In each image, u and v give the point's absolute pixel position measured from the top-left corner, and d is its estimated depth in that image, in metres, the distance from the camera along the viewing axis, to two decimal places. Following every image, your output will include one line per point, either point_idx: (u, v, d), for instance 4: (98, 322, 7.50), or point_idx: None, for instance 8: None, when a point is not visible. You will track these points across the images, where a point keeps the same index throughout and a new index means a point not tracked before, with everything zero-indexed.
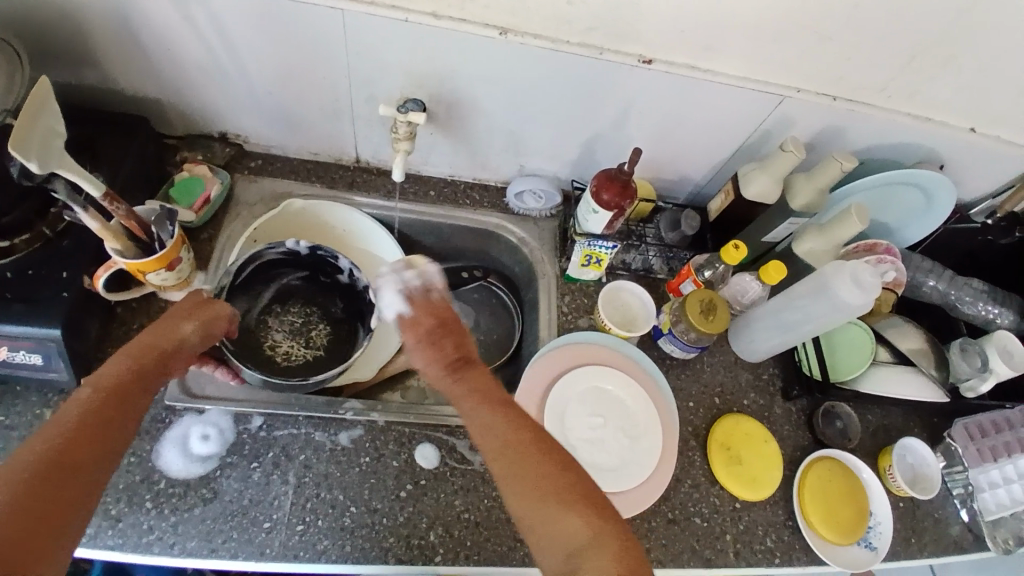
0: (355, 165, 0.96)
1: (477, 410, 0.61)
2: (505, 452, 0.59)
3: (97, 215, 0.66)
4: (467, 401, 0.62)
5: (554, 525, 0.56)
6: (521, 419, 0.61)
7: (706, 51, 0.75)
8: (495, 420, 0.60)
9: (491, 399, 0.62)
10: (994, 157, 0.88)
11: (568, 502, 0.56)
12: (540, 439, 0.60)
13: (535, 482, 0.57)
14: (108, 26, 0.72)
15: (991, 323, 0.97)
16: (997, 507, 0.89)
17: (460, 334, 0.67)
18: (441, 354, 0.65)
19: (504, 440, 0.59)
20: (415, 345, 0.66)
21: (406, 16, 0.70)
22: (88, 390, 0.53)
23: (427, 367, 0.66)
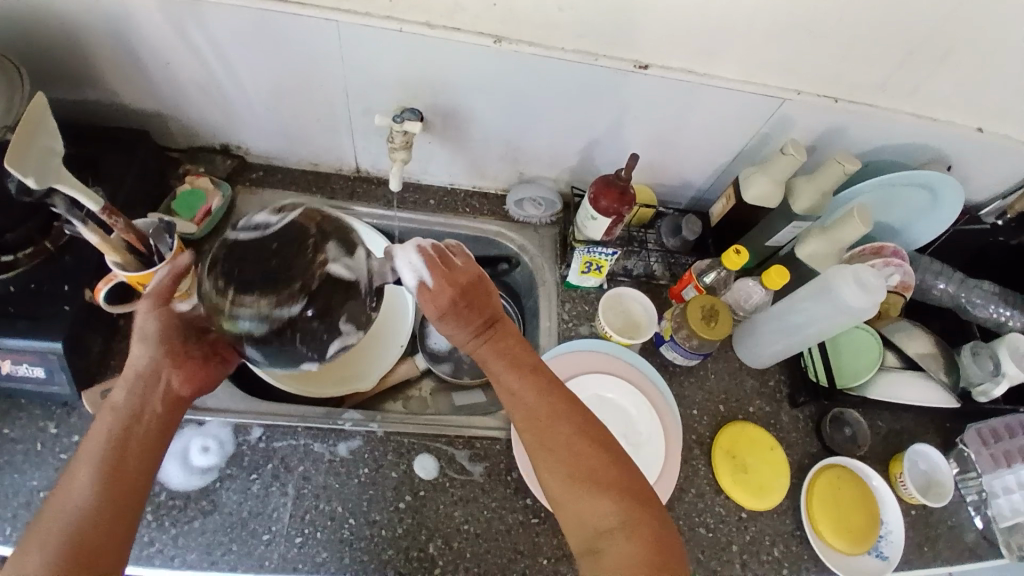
0: (354, 175, 0.96)
1: (512, 378, 0.63)
2: (537, 424, 0.62)
3: (96, 229, 0.67)
4: (497, 369, 0.64)
5: (585, 504, 0.59)
6: (559, 396, 0.63)
7: (703, 54, 0.74)
8: (525, 391, 0.63)
9: (524, 367, 0.64)
10: (1001, 156, 0.87)
11: (601, 490, 0.59)
12: (577, 416, 0.62)
13: (568, 463, 0.60)
14: (107, 43, 0.73)
15: (1003, 325, 0.95)
16: (1011, 513, 0.86)
17: (485, 294, 0.65)
18: (469, 324, 0.64)
19: (539, 412, 0.62)
20: (438, 321, 0.64)
21: (400, 26, 0.71)
22: (101, 431, 0.59)
23: (454, 335, 0.65)
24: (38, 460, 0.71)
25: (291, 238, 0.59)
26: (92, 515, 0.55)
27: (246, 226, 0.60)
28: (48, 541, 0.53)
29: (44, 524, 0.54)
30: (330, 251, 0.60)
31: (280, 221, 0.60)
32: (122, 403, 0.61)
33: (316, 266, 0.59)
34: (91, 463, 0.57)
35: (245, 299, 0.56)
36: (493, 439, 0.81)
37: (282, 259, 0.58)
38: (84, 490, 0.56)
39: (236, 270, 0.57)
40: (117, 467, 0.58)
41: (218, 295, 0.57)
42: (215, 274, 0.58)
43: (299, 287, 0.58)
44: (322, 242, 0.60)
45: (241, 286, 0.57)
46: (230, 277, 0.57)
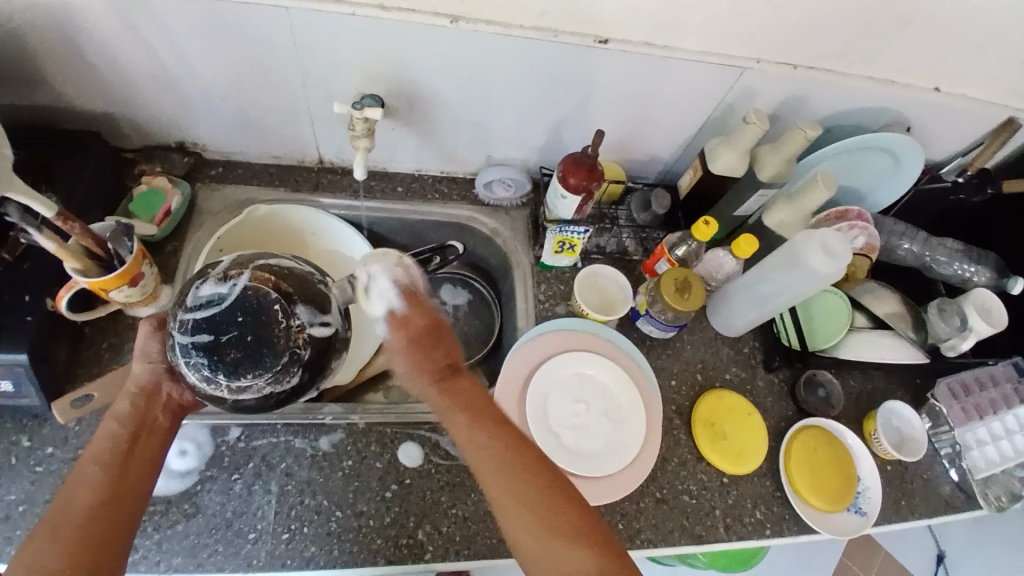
0: (319, 166, 0.94)
1: (470, 430, 0.60)
2: (501, 477, 0.58)
3: (53, 237, 0.65)
4: (459, 417, 0.61)
5: (557, 554, 0.56)
6: (524, 449, 0.60)
7: (664, 26, 0.74)
8: (483, 445, 0.60)
9: (483, 419, 0.61)
10: (959, 116, 0.88)
11: (573, 537, 0.57)
12: (541, 469, 0.59)
13: (534, 508, 0.57)
14: (50, 41, 0.70)
15: (968, 282, 0.98)
16: (986, 464, 0.90)
17: (449, 339, 0.64)
18: (431, 364, 0.62)
19: (500, 463, 0.59)
20: (400, 350, 0.63)
21: (354, 9, 0.69)
22: (106, 440, 0.59)
23: (420, 377, 0.62)
24: (12, 474, 0.69)
25: (254, 310, 0.60)
26: (93, 519, 0.55)
27: (197, 303, 0.59)
28: (58, 538, 0.53)
29: (46, 536, 0.53)
30: (300, 314, 0.61)
31: (232, 291, 0.61)
32: (127, 413, 0.61)
33: (294, 332, 0.60)
34: (97, 469, 0.57)
35: (243, 381, 0.57)
36: None
37: (258, 335, 0.59)
38: (87, 494, 0.55)
39: (223, 356, 0.58)
40: (120, 477, 0.58)
41: (209, 385, 0.58)
42: (195, 366, 0.57)
43: (289, 358, 0.59)
44: (289, 308, 0.61)
45: (233, 371, 0.57)
46: (215, 363, 0.57)
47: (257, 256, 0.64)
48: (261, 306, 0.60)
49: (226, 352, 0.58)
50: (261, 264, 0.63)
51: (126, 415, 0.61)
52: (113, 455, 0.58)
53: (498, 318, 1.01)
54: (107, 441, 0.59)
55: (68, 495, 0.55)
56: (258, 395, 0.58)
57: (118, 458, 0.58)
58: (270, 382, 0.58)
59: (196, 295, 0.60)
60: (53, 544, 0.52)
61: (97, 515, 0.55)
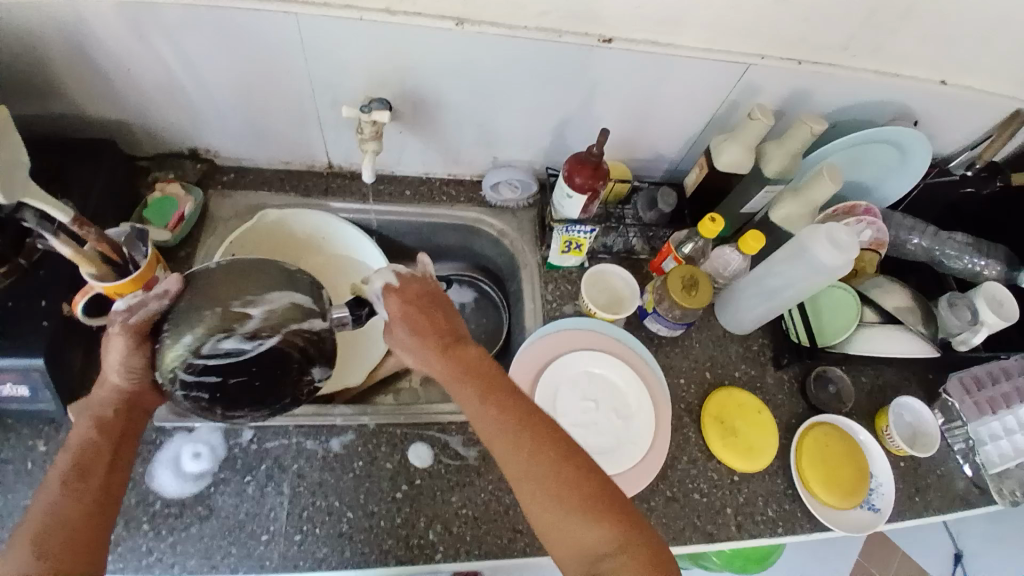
0: (328, 171, 0.95)
1: (483, 402, 0.61)
2: (518, 451, 0.59)
3: (68, 241, 0.65)
4: (467, 383, 0.62)
5: (579, 529, 0.56)
6: (539, 424, 0.60)
7: (665, 25, 0.74)
8: (494, 416, 0.60)
9: (495, 389, 0.62)
10: (966, 108, 0.88)
11: (596, 511, 0.56)
12: (561, 444, 0.59)
13: (554, 481, 0.57)
14: (63, 51, 0.72)
15: (979, 276, 0.97)
16: (1000, 459, 0.88)
17: (446, 311, 0.67)
18: (432, 331, 0.65)
19: (515, 436, 0.59)
20: (398, 318, 0.66)
21: (360, 15, 0.70)
22: (85, 445, 0.60)
23: (420, 343, 0.65)
24: (29, 477, 0.71)
25: (272, 363, 0.60)
26: (81, 525, 0.56)
27: (213, 352, 0.58)
28: (47, 544, 0.54)
29: (30, 544, 0.53)
30: (317, 371, 0.63)
31: (255, 349, 0.59)
32: (108, 418, 0.62)
33: (305, 384, 0.63)
34: (75, 475, 0.58)
35: (238, 416, 0.61)
36: None
37: (267, 383, 0.60)
38: (70, 501, 0.56)
39: (223, 395, 0.59)
40: (105, 484, 0.59)
41: (201, 412, 0.60)
42: (195, 399, 0.59)
43: (290, 403, 0.63)
44: (306, 365, 0.62)
45: (233, 407, 0.60)
46: (216, 401, 0.59)
47: (290, 316, 0.61)
48: (281, 361, 0.60)
49: (229, 396, 0.60)
50: (293, 329, 0.61)
51: (108, 421, 0.62)
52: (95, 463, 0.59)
53: (506, 319, 1.02)
54: (86, 446, 0.60)
55: (52, 501, 0.56)
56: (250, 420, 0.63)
57: (100, 464, 0.60)
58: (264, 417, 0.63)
59: (214, 343, 0.58)
60: (39, 550, 0.53)
61: (84, 519, 0.56)
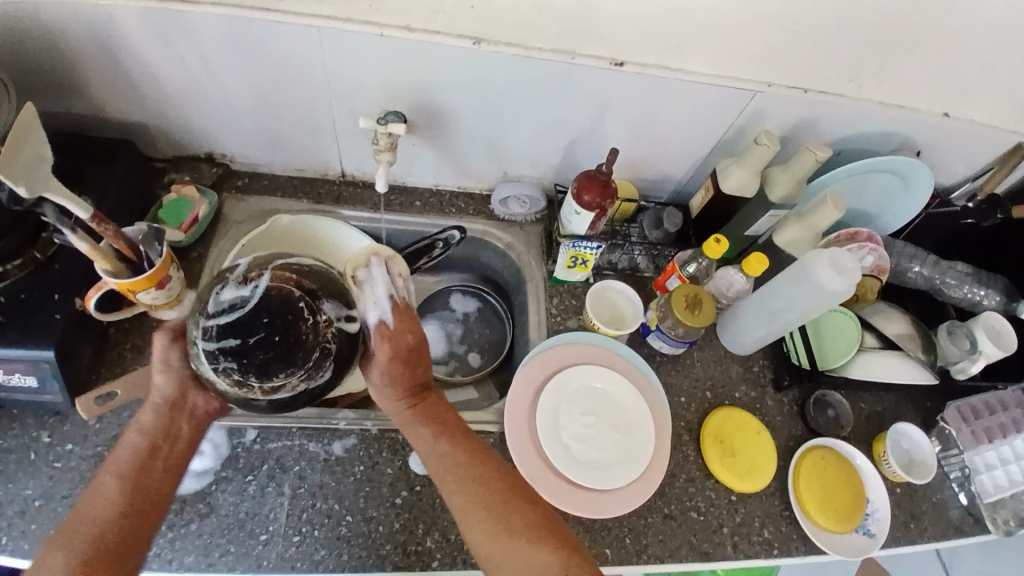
0: (340, 179, 0.97)
1: (439, 441, 0.69)
2: (468, 493, 0.66)
3: (86, 238, 0.67)
4: (426, 429, 0.70)
5: (523, 557, 0.62)
6: (484, 466, 0.68)
7: (676, 50, 0.76)
8: (445, 457, 0.68)
9: (449, 433, 0.70)
10: (968, 141, 0.90)
11: (538, 540, 0.62)
12: (505, 482, 0.67)
13: (499, 514, 0.64)
14: (90, 53, 0.74)
15: (979, 305, 0.98)
16: (995, 489, 0.89)
17: (425, 358, 0.72)
18: (406, 379, 0.70)
19: (462, 475, 0.67)
20: (381, 360, 0.69)
21: (381, 30, 0.72)
22: (127, 450, 0.63)
23: (392, 387, 0.71)
24: (32, 469, 0.71)
25: (278, 308, 0.61)
26: (108, 530, 0.58)
27: (219, 309, 0.61)
28: (74, 545, 0.56)
29: (64, 543, 0.57)
30: (325, 308, 0.63)
31: (253, 292, 0.62)
32: (150, 422, 0.64)
33: (322, 327, 0.62)
34: (114, 478, 0.61)
35: (277, 380, 0.59)
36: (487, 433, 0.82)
37: (282, 333, 0.60)
38: (105, 504, 0.59)
39: (250, 359, 0.59)
40: (139, 487, 0.61)
41: (240, 389, 0.59)
42: (225, 371, 0.59)
43: (320, 352, 0.61)
44: (312, 302, 0.63)
45: (264, 371, 0.59)
46: (245, 367, 0.59)
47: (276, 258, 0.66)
48: (285, 303, 0.62)
49: (245, 353, 0.59)
50: (280, 265, 0.65)
51: (150, 424, 0.64)
52: (131, 467, 0.62)
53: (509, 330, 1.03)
54: (130, 450, 0.63)
55: (88, 502, 0.59)
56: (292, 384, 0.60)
57: (136, 471, 0.61)
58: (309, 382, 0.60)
59: (217, 300, 0.61)
60: (69, 551, 0.56)
61: (116, 524, 0.58)
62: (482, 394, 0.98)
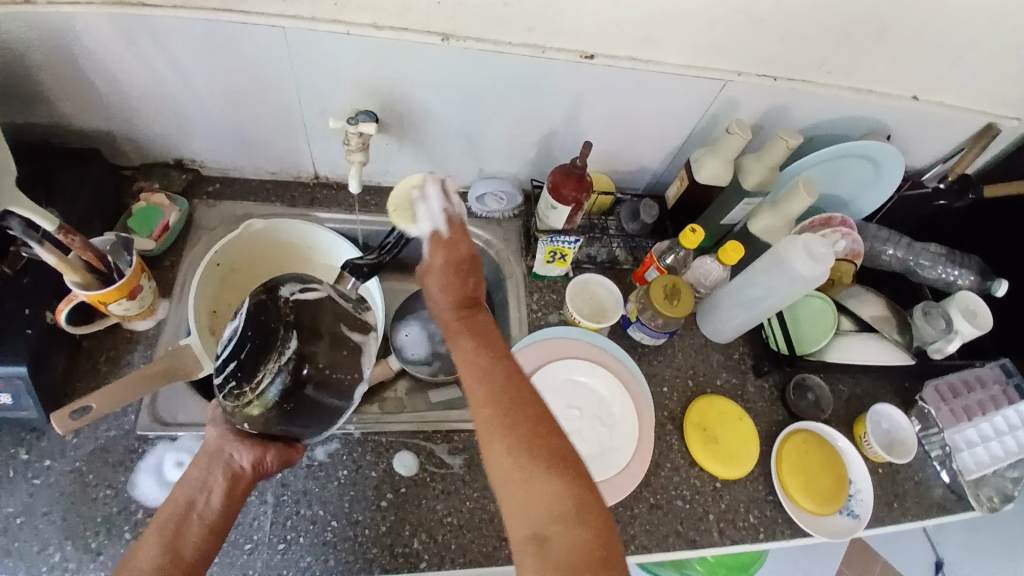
0: (314, 181, 0.96)
1: (475, 351, 0.61)
2: (490, 398, 0.57)
3: (54, 250, 0.66)
4: (462, 336, 0.63)
5: (536, 490, 0.53)
6: (511, 383, 0.59)
7: (646, 42, 0.77)
8: (475, 366, 0.60)
9: (488, 343, 0.61)
10: (936, 124, 0.91)
11: (558, 470, 0.54)
12: (531, 401, 0.57)
13: (524, 437, 0.55)
14: (51, 61, 0.72)
15: (953, 285, 1.00)
16: (976, 466, 0.91)
17: (478, 271, 0.67)
18: (458, 290, 0.65)
19: (491, 383, 0.58)
20: (435, 262, 0.66)
21: (348, 28, 0.71)
22: (170, 504, 0.62)
23: (443, 296, 0.65)
24: (10, 486, 0.70)
25: (249, 314, 0.59)
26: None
27: (222, 343, 0.61)
28: None
29: None
30: (284, 290, 0.61)
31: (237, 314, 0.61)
32: (193, 477, 0.64)
33: (282, 306, 0.59)
34: (158, 531, 0.60)
35: (256, 374, 0.57)
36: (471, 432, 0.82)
37: (254, 328, 0.58)
38: (147, 555, 0.58)
39: (243, 368, 0.57)
40: (178, 540, 0.59)
41: (238, 399, 0.58)
42: (224, 388, 0.58)
43: (283, 330, 0.58)
44: (273, 292, 0.60)
45: (247, 370, 0.57)
46: (236, 375, 0.57)
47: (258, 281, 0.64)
48: (255, 305, 0.59)
49: (229, 363, 0.58)
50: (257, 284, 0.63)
51: (192, 478, 0.64)
52: (170, 523, 0.60)
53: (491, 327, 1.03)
54: (172, 504, 0.62)
55: (134, 554, 0.58)
56: (275, 374, 0.57)
57: (176, 525, 0.60)
58: (290, 362, 0.58)
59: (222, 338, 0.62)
60: None
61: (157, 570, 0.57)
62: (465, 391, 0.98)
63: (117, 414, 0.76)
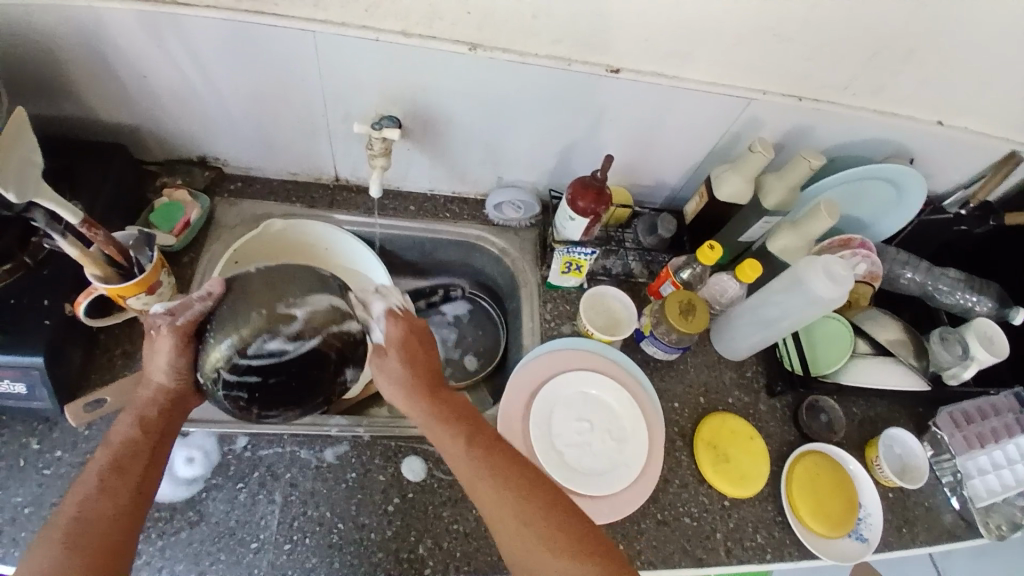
0: (334, 184, 0.97)
1: (461, 445, 0.64)
2: (500, 493, 0.61)
3: (75, 243, 0.67)
4: (442, 426, 0.65)
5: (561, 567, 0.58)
6: (517, 471, 0.63)
7: (672, 58, 0.77)
8: (470, 460, 0.63)
9: (472, 433, 0.65)
10: (959, 149, 0.90)
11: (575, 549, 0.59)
12: (534, 483, 0.63)
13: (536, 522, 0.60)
14: (82, 56, 0.73)
15: (970, 311, 0.99)
16: (987, 493, 0.89)
17: (428, 345, 0.71)
18: (418, 367, 0.68)
19: (485, 477, 0.62)
20: (391, 346, 0.68)
21: (378, 35, 0.72)
22: (126, 445, 0.60)
23: (405, 377, 0.67)
24: (21, 476, 0.71)
25: (309, 363, 0.62)
26: (98, 517, 0.56)
27: (258, 352, 0.59)
28: (73, 543, 0.54)
29: (58, 542, 0.54)
30: (348, 372, 0.65)
31: (297, 347, 0.61)
32: (150, 419, 0.62)
33: (337, 385, 0.65)
34: (113, 474, 0.58)
35: (272, 415, 0.63)
36: None
37: (304, 382, 0.62)
38: (106, 501, 0.57)
39: (263, 396, 0.61)
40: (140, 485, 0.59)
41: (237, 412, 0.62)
42: (233, 398, 0.60)
43: (323, 401, 0.64)
44: (341, 366, 0.64)
45: (267, 406, 0.62)
46: (254, 401, 0.60)
47: (331, 317, 0.63)
48: (320, 361, 0.62)
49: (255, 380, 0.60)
50: (334, 331, 0.63)
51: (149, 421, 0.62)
52: (131, 461, 0.60)
53: (503, 335, 1.03)
54: (127, 446, 0.60)
55: (87, 501, 0.56)
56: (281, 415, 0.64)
57: (124, 454, 0.60)
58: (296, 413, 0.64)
59: (260, 343, 0.59)
60: (67, 547, 0.54)
61: (121, 517, 0.57)
62: (475, 400, 0.99)
63: None
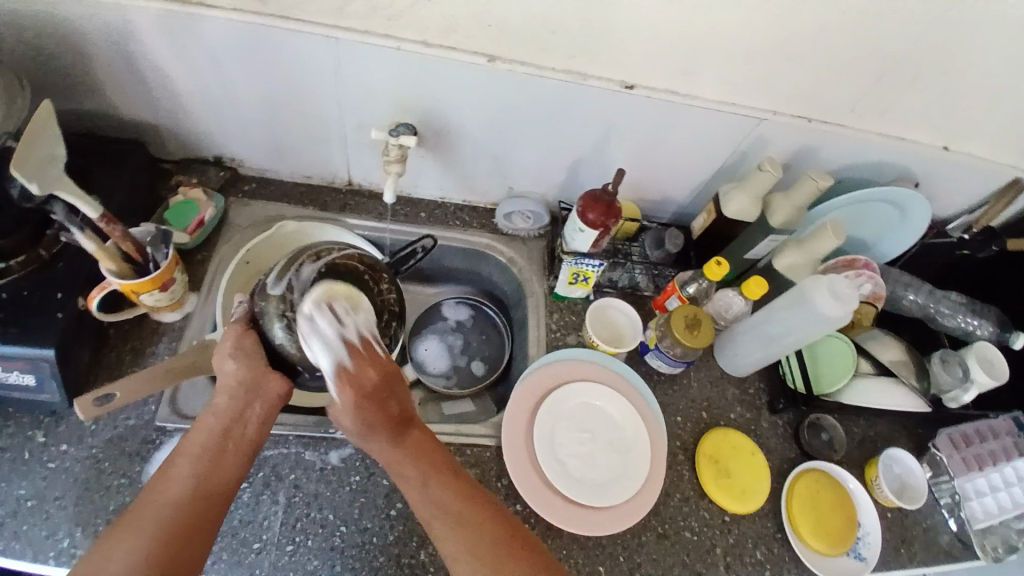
0: (347, 188, 0.98)
1: (422, 487, 0.66)
2: (460, 533, 0.63)
3: (94, 237, 0.68)
4: (402, 467, 0.66)
5: None
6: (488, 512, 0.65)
7: (685, 76, 0.78)
8: (429, 501, 0.65)
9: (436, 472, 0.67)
10: (962, 174, 0.92)
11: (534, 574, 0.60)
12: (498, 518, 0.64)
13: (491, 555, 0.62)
14: (105, 54, 0.74)
15: (971, 335, 1.00)
16: (984, 515, 0.90)
17: (400, 389, 0.68)
18: (383, 416, 0.67)
19: (446, 516, 0.64)
20: (349, 385, 0.65)
21: (397, 44, 0.73)
22: (206, 431, 0.63)
23: (369, 433, 0.66)
24: (24, 468, 0.71)
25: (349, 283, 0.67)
26: (186, 508, 0.58)
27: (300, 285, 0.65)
28: (146, 526, 0.56)
29: (134, 524, 0.56)
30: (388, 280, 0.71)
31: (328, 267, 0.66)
32: (224, 405, 0.65)
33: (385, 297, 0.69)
34: (190, 459, 0.61)
35: None
36: (483, 447, 0.83)
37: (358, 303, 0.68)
38: (180, 485, 0.59)
39: None
40: (210, 474, 0.61)
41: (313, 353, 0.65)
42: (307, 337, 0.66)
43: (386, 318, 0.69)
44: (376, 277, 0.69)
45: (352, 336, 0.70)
46: None
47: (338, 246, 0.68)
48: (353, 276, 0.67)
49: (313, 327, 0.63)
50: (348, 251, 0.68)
51: (224, 407, 0.65)
52: (207, 447, 0.62)
53: (507, 343, 1.03)
54: (206, 434, 0.63)
55: (162, 486, 0.59)
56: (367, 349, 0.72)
57: (211, 444, 0.62)
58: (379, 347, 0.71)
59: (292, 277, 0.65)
60: (140, 526, 0.56)
61: (195, 501, 0.59)
62: (478, 406, 0.98)
63: (137, 404, 0.77)
